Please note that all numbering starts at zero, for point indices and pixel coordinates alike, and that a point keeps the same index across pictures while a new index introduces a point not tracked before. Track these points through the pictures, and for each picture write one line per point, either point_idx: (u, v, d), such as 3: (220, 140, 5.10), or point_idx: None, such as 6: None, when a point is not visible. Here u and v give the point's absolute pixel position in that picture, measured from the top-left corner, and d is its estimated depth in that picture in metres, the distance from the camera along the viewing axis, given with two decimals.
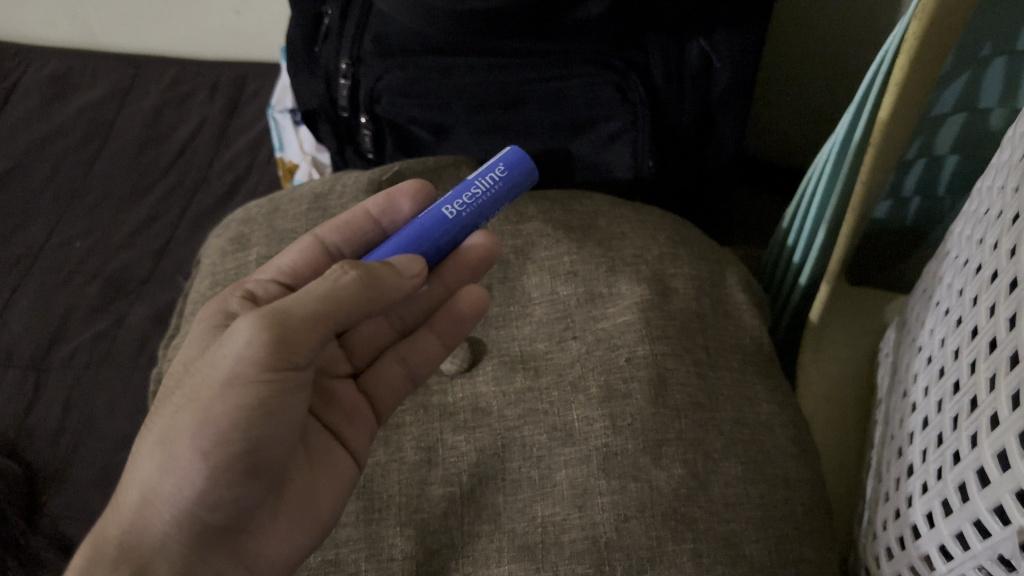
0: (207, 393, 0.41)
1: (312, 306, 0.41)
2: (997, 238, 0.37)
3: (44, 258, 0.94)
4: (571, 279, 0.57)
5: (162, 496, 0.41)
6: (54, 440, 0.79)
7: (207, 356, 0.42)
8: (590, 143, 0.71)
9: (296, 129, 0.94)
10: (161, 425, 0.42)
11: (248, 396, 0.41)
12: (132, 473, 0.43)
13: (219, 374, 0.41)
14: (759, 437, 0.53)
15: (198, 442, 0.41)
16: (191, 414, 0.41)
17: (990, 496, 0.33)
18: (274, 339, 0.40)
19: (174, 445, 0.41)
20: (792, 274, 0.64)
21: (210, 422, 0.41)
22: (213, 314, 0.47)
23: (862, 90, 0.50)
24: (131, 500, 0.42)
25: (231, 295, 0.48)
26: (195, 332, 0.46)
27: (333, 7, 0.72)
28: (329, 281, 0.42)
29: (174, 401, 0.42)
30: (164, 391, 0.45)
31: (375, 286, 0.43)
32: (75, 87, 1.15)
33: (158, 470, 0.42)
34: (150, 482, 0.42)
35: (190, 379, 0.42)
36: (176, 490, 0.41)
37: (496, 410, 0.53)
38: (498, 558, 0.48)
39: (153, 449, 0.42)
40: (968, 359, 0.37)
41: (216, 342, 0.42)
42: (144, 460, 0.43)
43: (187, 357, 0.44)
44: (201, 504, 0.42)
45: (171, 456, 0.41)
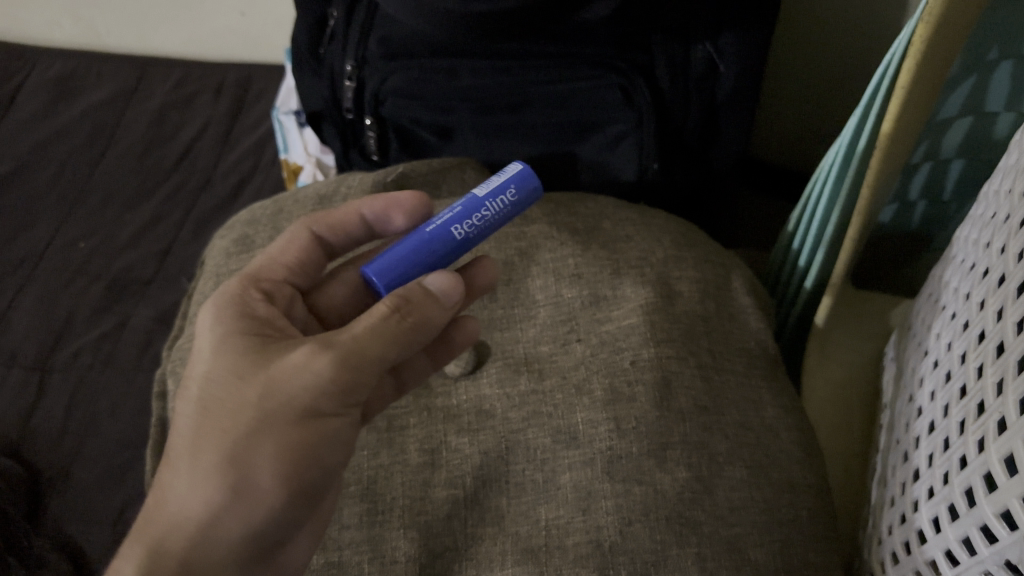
0: (286, 421, 0.41)
1: (385, 351, 0.42)
2: (1004, 242, 0.37)
3: (48, 258, 0.94)
4: (575, 281, 0.57)
5: (231, 518, 0.41)
6: (57, 440, 0.79)
7: (263, 389, 0.41)
8: (595, 146, 0.71)
9: (301, 131, 0.95)
10: (229, 446, 0.41)
11: (325, 429, 0.42)
12: (189, 491, 0.41)
13: (302, 407, 0.41)
14: (764, 441, 0.52)
15: (278, 470, 0.41)
16: (271, 440, 0.41)
17: (997, 501, 0.33)
18: (356, 377, 0.42)
19: (239, 475, 0.41)
20: (797, 278, 0.63)
21: (281, 455, 0.41)
22: (243, 320, 0.46)
23: (869, 93, 0.50)
24: (192, 519, 0.41)
25: (249, 295, 0.48)
26: (227, 339, 0.44)
27: (338, 8, 0.72)
28: (393, 321, 0.42)
29: (244, 421, 0.41)
30: (205, 402, 0.42)
31: (430, 320, 0.44)
32: (80, 88, 1.15)
33: (229, 492, 0.41)
34: (219, 504, 0.41)
35: (256, 401, 0.41)
36: (244, 519, 0.41)
37: (500, 412, 0.53)
38: (501, 561, 0.48)
39: (224, 470, 0.41)
40: (975, 363, 0.37)
41: (271, 375, 0.41)
42: (206, 478, 0.41)
43: (235, 369, 0.43)
44: (266, 526, 0.42)
45: (236, 487, 0.41)
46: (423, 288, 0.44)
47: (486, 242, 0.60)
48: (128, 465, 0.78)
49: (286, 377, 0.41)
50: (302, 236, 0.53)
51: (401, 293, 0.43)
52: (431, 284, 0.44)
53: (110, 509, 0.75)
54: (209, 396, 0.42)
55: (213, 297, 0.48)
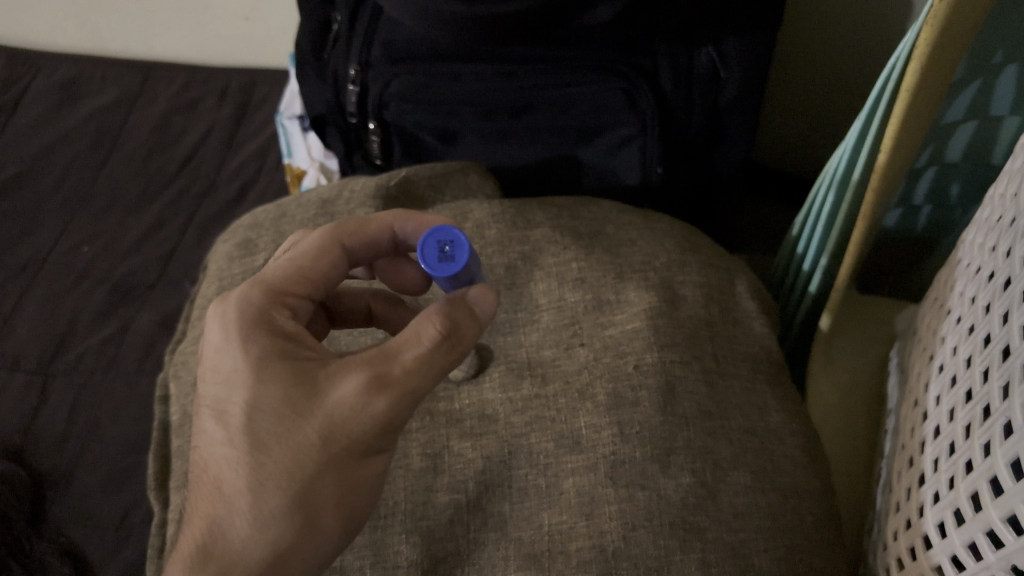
0: (347, 461, 0.42)
1: (433, 384, 0.43)
2: (1009, 245, 0.37)
3: (51, 263, 0.94)
4: (579, 286, 0.57)
5: (298, 556, 0.41)
6: (60, 444, 0.79)
7: (324, 428, 0.41)
8: (599, 150, 0.71)
9: (304, 136, 0.95)
10: (297, 486, 0.41)
11: (377, 466, 0.44)
12: (255, 533, 0.41)
13: (360, 446, 0.42)
14: (769, 447, 0.52)
15: (341, 509, 0.42)
16: (335, 482, 0.42)
17: (1004, 506, 0.32)
18: (406, 410, 0.43)
19: (311, 513, 0.41)
20: (802, 282, 0.63)
21: (347, 493, 0.42)
22: (277, 340, 0.44)
23: (873, 97, 0.49)
24: (258, 562, 0.41)
25: (277, 312, 0.46)
26: (267, 365, 0.43)
27: (342, 13, 0.72)
28: (444, 355, 0.43)
29: (309, 464, 0.41)
30: (260, 438, 0.42)
31: (469, 348, 0.44)
32: (85, 94, 1.15)
33: (296, 533, 0.41)
34: (286, 544, 0.41)
35: (315, 441, 0.41)
36: (309, 554, 0.42)
37: (503, 417, 0.53)
38: (504, 566, 0.47)
39: (292, 510, 0.41)
40: (980, 367, 0.37)
41: (325, 410, 0.41)
42: (273, 519, 0.41)
43: (283, 404, 0.42)
44: (326, 560, 0.43)
45: (309, 524, 0.41)
46: (469, 309, 0.44)
47: (489, 247, 0.60)
48: (130, 469, 0.78)
49: (343, 419, 0.41)
50: (326, 247, 0.49)
51: (451, 320, 0.43)
52: (475, 302, 0.44)
53: (112, 513, 0.75)
54: (262, 434, 0.42)
55: (235, 310, 0.45)
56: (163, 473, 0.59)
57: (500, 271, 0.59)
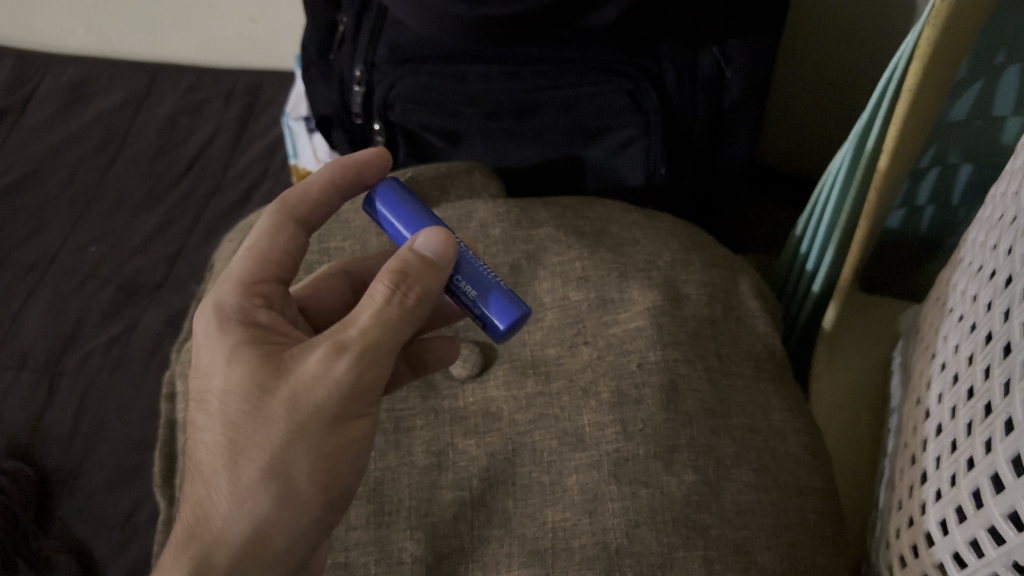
0: (320, 429, 0.42)
1: (397, 340, 0.43)
2: (1011, 242, 0.37)
3: (59, 263, 0.95)
4: (582, 284, 0.57)
5: (279, 529, 0.42)
6: (67, 443, 0.80)
7: (291, 397, 0.42)
8: (602, 151, 0.71)
9: (310, 137, 0.96)
10: (269, 459, 0.41)
11: (355, 431, 0.44)
12: (233, 509, 0.41)
13: (329, 412, 0.42)
14: (772, 444, 0.52)
15: (318, 477, 0.42)
16: (305, 449, 0.42)
17: (1005, 503, 0.32)
18: (375, 373, 0.43)
19: (287, 486, 0.42)
20: (805, 283, 0.63)
21: (324, 462, 0.42)
22: (249, 328, 0.45)
23: (876, 96, 0.50)
24: (240, 535, 0.41)
25: (251, 303, 0.47)
26: (239, 351, 0.44)
27: (348, 14, 0.72)
28: (397, 309, 0.43)
29: (277, 434, 0.41)
30: (232, 418, 0.42)
31: (432, 299, 0.44)
32: (92, 95, 1.16)
33: (272, 504, 0.42)
34: (265, 517, 0.42)
35: (281, 411, 0.42)
36: (289, 525, 0.42)
37: (507, 415, 0.53)
38: (508, 563, 0.48)
39: (266, 484, 0.41)
40: (982, 364, 0.37)
41: (294, 381, 0.42)
42: (248, 495, 0.41)
43: (253, 382, 0.42)
44: (310, 530, 0.43)
45: (284, 498, 0.42)
46: (418, 256, 0.43)
47: (493, 245, 0.60)
48: (136, 467, 0.78)
49: (307, 387, 0.42)
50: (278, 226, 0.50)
51: (399, 274, 0.43)
52: (424, 247, 0.44)
53: (119, 511, 0.75)
54: (232, 412, 0.42)
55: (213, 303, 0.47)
56: (170, 470, 0.59)
57: (504, 270, 0.59)
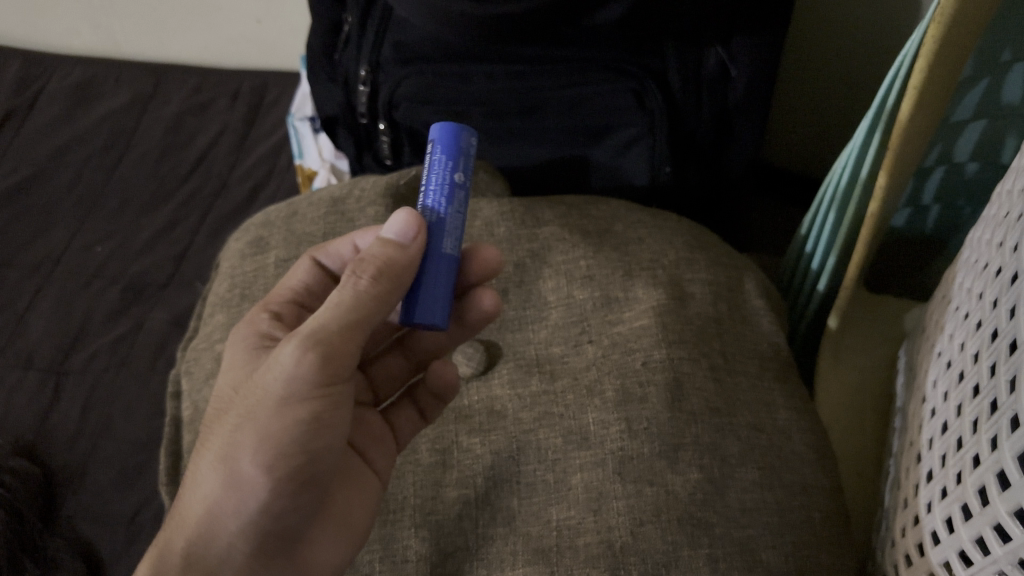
0: (264, 411, 0.42)
1: (352, 320, 0.42)
2: (1017, 240, 0.37)
3: (65, 263, 0.95)
4: (587, 283, 0.57)
5: (227, 512, 0.42)
6: (74, 441, 0.80)
7: (251, 383, 0.43)
8: (609, 150, 0.71)
9: (316, 137, 0.96)
10: (222, 441, 0.43)
11: (302, 412, 0.42)
12: (193, 491, 0.43)
13: (272, 392, 0.42)
14: (777, 443, 0.52)
15: (262, 459, 0.42)
16: (251, 431, 0.42)
17: (1011, 500, 0.32)
18: (326, 359, 0.42)
19: (235, 465, 0.42)
20: (809, 283, 0.63)
21: (270, 441, 0.42)
22: (248, 337, 0.48)
23: (880, 96, 0.50)
24: (195, 516, 0.43)
25: (258, 316, 0.50)
26: (232, 354, 0.48)
27: (354, 14, 0.73)
28: (349, 290, 0.42)
29: (230, 419, 0.43)
30: (212, 411, 0.46)
31: (393, 278, 0.42)
32: (98, 96, 1.17)
33: (222, 486, 0.42)
34: (215, 500, 0.43)
35: (241, 398, 0.44)
36: (239, 503, 0.42)
37: (511, 413, 0.53)
38: (512, 561, 0.48)
39: (217, 467, 0.43)
40: (988, 362, 0.37)
41: (260, 369, 0.44)
42: (206, 477, 0.43)
43: (234, 381, 0.46)
44: (263, 516, 0.43)
45: (235, 475, 0.42)
46: (380, 239, 0.43)
47: (498, 244, 0.60)
48: (141, 466, 0.78)
49: (260, 372, 0.43)
50: (305, 266, 0.53)
51: (359, 259, 0.43)
52: (386, 232, 0.43)
53: (124, 510, 0.76)
54: (212, 405, 0.46)
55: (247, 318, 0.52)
56: (174, 469, 0.60)
57: (509, 269, 0.59)
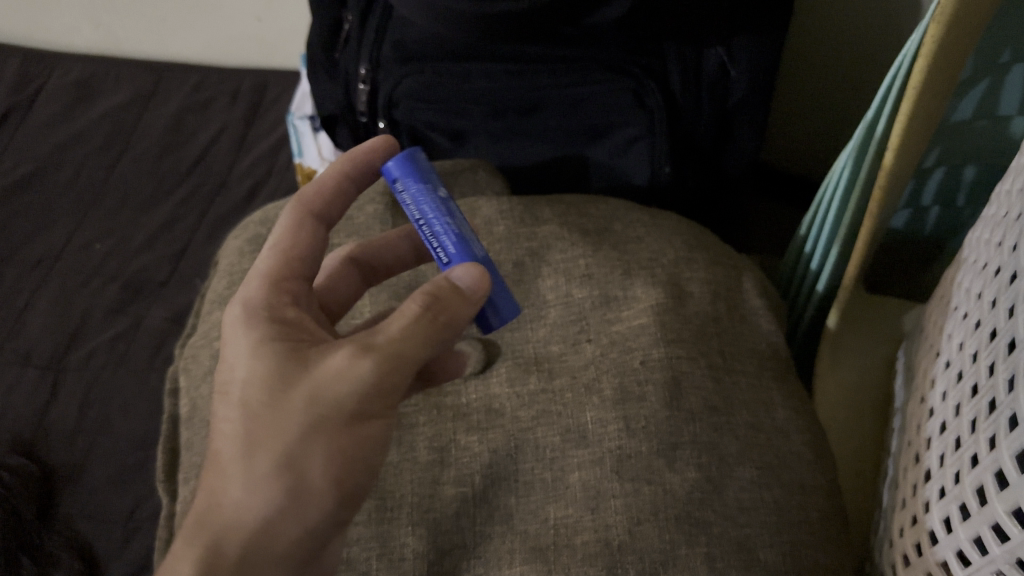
0: (337, 426, 0.40)
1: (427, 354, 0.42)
2: (1015, 240, 0.37)
3: (64, 260, 0.95)
4: (586, 282, 0.57)
5: (287, 525, 0.39)
6: (71, 439, 0.80)
7: (315, 392, 0.40)
8: (608, 150, 0.71)
9: (315, 136, 0.95)
10: (286, 450, 0.39)
11: (371, 427, 0.41)
12: (245, 496, 0.39)
13: (348, 406, 0.40)
14: (775, 442, 0.52)
15: (329, 473, 0.40)
16: (324, 443, 0.40)
17: (1009, 499, 0.32)
18: (399, 379, 0.41)
19: (302, 476, 0.39)
20: (809, 281, 0.63)
21: (338, 455, 0.40)
22: (278, 328, 0.43)
23: (880, 96, 0.50)
24: (251, 527, 0.39)
25: (281, 302, 0.45)
26: (264, 344, 0.42)
27: (353, 12, 0.73)
28: (429, 323, 0.42)
29: (296, 427, 0.40)
30: (251, 412, 0.40)
31: (453, 318, 0.42)
32: (99, 94, 1.17)
33: (284, 497, 0.39)
34: (275, 512, 0.39)
35: (302, 403, 0.40)
36: (298, 518, 0.40)
37: (510, 411, 0.53)
38: (510, 560, 0.48)
39: (280, 476, 0.39)
40: (986, 362, 0.37)
41: (321, 373, 0.40)
42: (260, 486, 0.39)
43: (275, 378, 0.41)
44: (319, 530, 0.40)
45: (300, 487, 0.39)
46: (452, 285, 0.43)
47: (497, 243, 0.60)
48: (139, 464, 0.78)
49: (328, 383, 0.40)
50: (307, 227, 0.49)
51: (431, 292, 0.42)
52: (460, 279, 0.43)
53: (121, 508, 0.75)
54: (248, 405, 0.40)
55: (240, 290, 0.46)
56: (172, 466, 0.60)
57: (508, 267, 0.59)
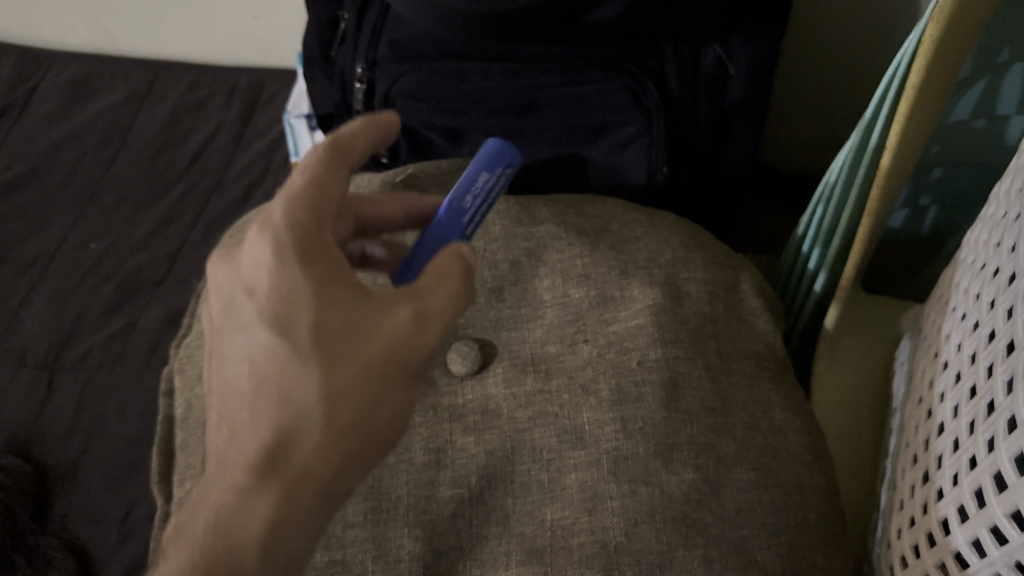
0: (399, 382, 0.41)
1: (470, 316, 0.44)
2: (1014, 241, 0.37)
3: (60, 260, 0.95)
4: (583, 282, 0.57)
5: (348, 475, 0.41)
6: (67, 439, 0.80)
7: (382, 348, 0.41)
8: (605, 149, 0.70)
9: (311, 135, 0.95)
10: (355, 405, 0.40)
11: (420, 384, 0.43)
12: (316, 446, 0.40)
13: (412, 366, 0.41)
14: (772, 444, 0.52)
15: (384, 426, 0.41)
16: (387, 399, 0.41)
17: (1007, 502, 0.32)
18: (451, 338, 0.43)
19: (364, 431, 0.41)
20: (807, 282, 0.63)
21: (397, 411, 0.42)
22: (332, 279, 0.41)
23: (879, 95, 0.50)
24: (318, 474, 0.40)
25: (328, 252, 0.42)
26: (323, 292, 0.41)
27: (350, 11, 0.72)
28: (470, 288, 0.44)
29: (365, 381, 0.40)
30: (317, 362, 0.40)
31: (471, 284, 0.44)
32: (94, 92, 1.16)
33: (347, 450, 0.40)
34: (336, 463, 0.40)
35: (370, 360, 0.40)
36: (356, 469, 0.41)
37: (506, 412, 0.53)
38: (506, 561, 0.48)
39: (348, 430, 0.40)
40: (985, 363, 0.37)
41: (386, 330, 0.41)
42: (326, 437, 0.40)
43: (340, 332, 0.41)
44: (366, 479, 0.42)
45: (363, 439, 0.41)
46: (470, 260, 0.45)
47: (493, 243, 0.59)
48: (134, 464, 0.78)
49: (396, 341, 0.41)
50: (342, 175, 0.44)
51: (465, 261, 0.44)
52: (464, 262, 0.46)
53: (116, 509, 0.75)
54: (313, 354, 0.40)
55: (279, 220, 0.41)
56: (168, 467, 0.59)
57: (504, 267, 0.58)
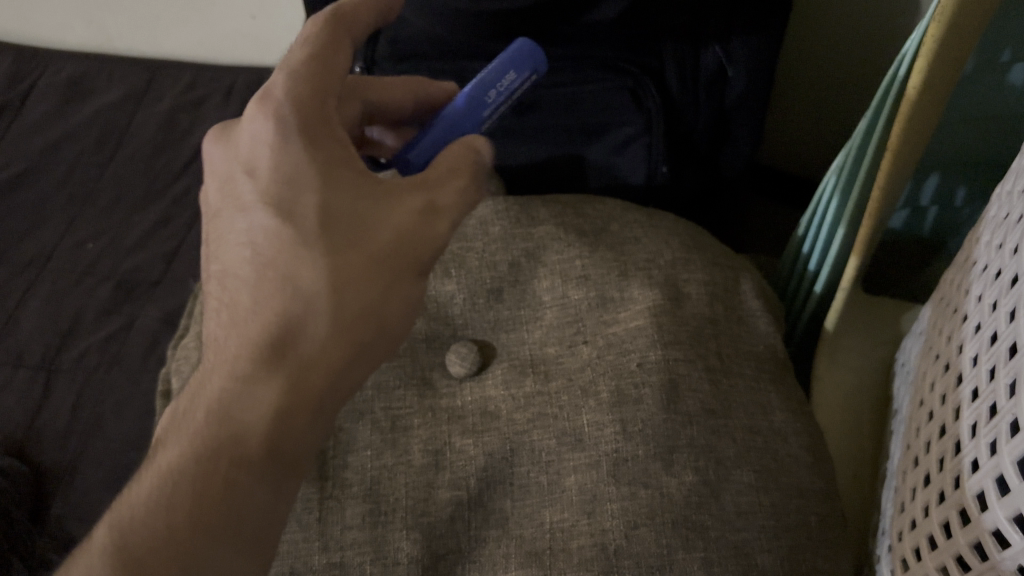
0: (407, 275, 0.42)
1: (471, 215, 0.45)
2: (1017, 243, 0.36)
3: (57, 260, 0.95)
4: (582, 283, 0.56)
5: (355, 369, 0.41)
6: (64, 440, 0.79)
7: (395, 239, 0.41)
8: (605, 149, 0.69)
9: None
10: (368, 294, 0.40)
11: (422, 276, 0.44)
12: (327, 335, 0.39)
13: (422, 258, 0.42)
14: (772, 446, 0.51)
15: (390, 319, 0.42)
16: (397, 292, 0.41)
17: (1009, 506, 0.32)
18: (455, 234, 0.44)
19: (374, 324, 0.41)
20: (807, 282, 0.62)
21: (402, 306, 0.42)
22: (341, 161, 0.41)
23: (879, 96, 0.50)
24: (326, 364, 0.39)
25: (336, 133, 0.41)
26: (334, 175, 0.40)
27: None
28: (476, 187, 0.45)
29: (379, 272, 0.41)
30: (331, 247, 0.40)
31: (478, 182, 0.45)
32: (91, 91, 1.16)
33: (357, 342, 0.40)
34: (346, 355, 0.40)
35: (384, 250, 0.41)
36: (363, 363, 0.41)
37: (505, 414, 0.52)
38: (505, 564, 0.48)
39: (359, 323, 0.40)
40: (986, 365, 0.37)
41: (398, 221, 0.41)
42: (337, 327, 0.40)
43: (352, 217, 0.40)
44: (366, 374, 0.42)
45: (372, 332, 0.41)
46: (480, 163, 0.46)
47: (492, 243, 0.58)
48: (130, 465, 0.77)
49: (408, 233, 0.41)
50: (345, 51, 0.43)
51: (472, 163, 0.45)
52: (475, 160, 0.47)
53: None
54: (326, 237, 0.40)
55: (281, 93, 0.40)
56: None
57: (503, 268, 0.58)
